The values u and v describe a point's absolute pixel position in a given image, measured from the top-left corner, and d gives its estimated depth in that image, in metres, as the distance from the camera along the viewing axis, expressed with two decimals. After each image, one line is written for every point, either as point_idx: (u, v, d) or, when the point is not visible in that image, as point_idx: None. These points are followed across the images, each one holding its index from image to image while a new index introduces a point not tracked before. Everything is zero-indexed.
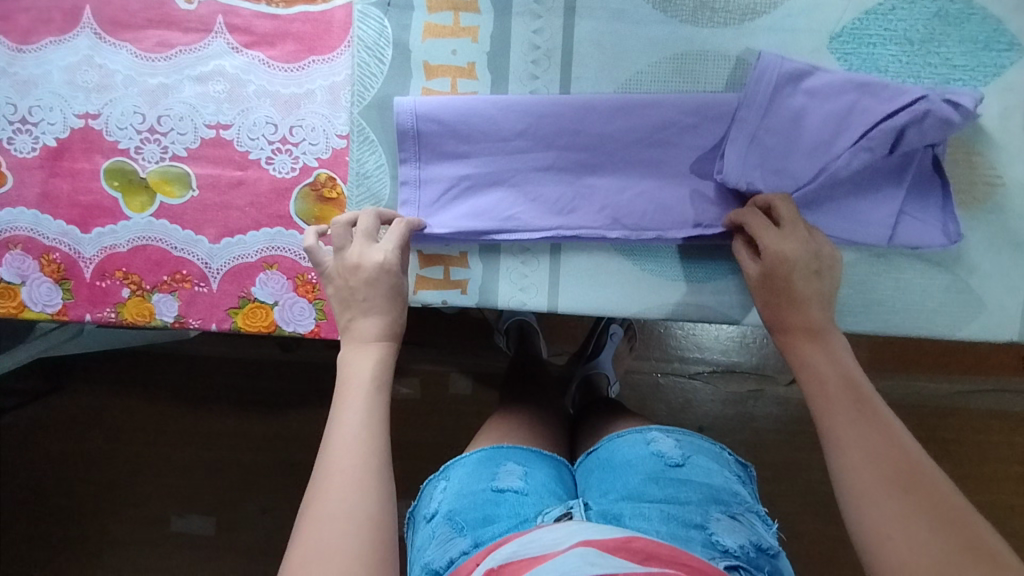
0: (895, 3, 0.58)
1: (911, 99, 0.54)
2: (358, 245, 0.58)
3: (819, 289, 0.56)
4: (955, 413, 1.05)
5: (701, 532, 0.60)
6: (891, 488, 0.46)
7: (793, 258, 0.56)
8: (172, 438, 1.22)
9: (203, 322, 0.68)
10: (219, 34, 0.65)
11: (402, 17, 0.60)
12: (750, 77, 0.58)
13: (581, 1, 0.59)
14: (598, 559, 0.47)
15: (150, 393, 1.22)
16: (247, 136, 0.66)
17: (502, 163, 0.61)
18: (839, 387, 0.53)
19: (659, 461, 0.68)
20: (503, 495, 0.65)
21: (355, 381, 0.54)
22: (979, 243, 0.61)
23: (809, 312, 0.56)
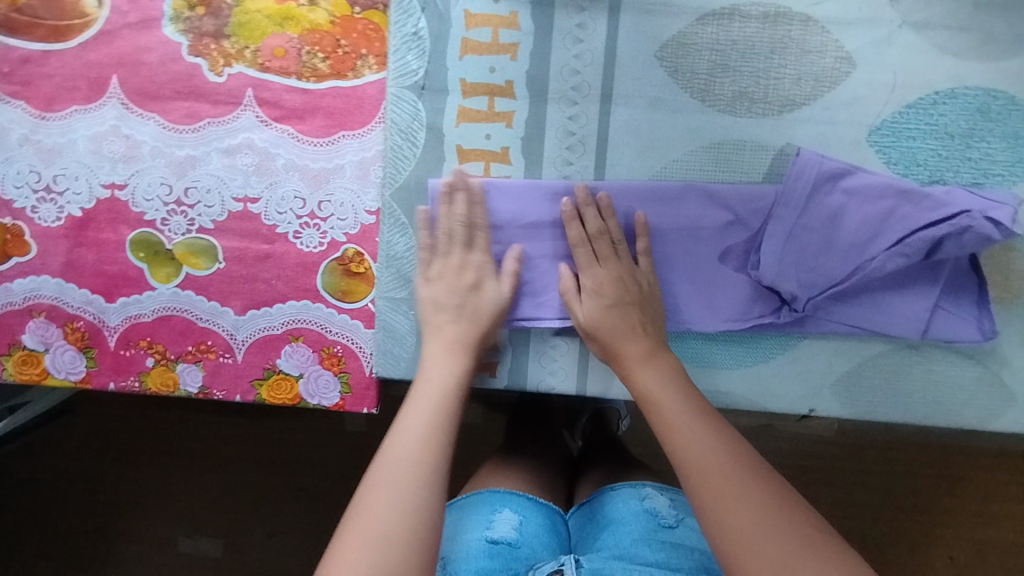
0: (936, 98, 0.57)
1: (952, 212, 0.55)
2: (487, 279, 0.59)
3: (662, 371, 0.56)
4: (964, 451, 0.96)
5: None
6: (764, 508, 0.47)
7: (621, 334, 0.58)
8: (170, 466, 1.13)
9: (228, 393, 0.68)
10: (248, 107, 0.64)
11: (437, 101, 0.59)
12: (787, 173, 0.58)
13: (618, 88, 0.58)
14: None
15: (149, 419, 1.13)
16: (275, 210, 0.65)
17: (533, 249, 0.61)
18: (732, 468, 0.49)
19: (652, 521, 0.65)
20: (498, 547, 0.63)
21: (408, 445, 0.51)
22: (1011, 337, 0.60)
23: (675, 398, 0.54)
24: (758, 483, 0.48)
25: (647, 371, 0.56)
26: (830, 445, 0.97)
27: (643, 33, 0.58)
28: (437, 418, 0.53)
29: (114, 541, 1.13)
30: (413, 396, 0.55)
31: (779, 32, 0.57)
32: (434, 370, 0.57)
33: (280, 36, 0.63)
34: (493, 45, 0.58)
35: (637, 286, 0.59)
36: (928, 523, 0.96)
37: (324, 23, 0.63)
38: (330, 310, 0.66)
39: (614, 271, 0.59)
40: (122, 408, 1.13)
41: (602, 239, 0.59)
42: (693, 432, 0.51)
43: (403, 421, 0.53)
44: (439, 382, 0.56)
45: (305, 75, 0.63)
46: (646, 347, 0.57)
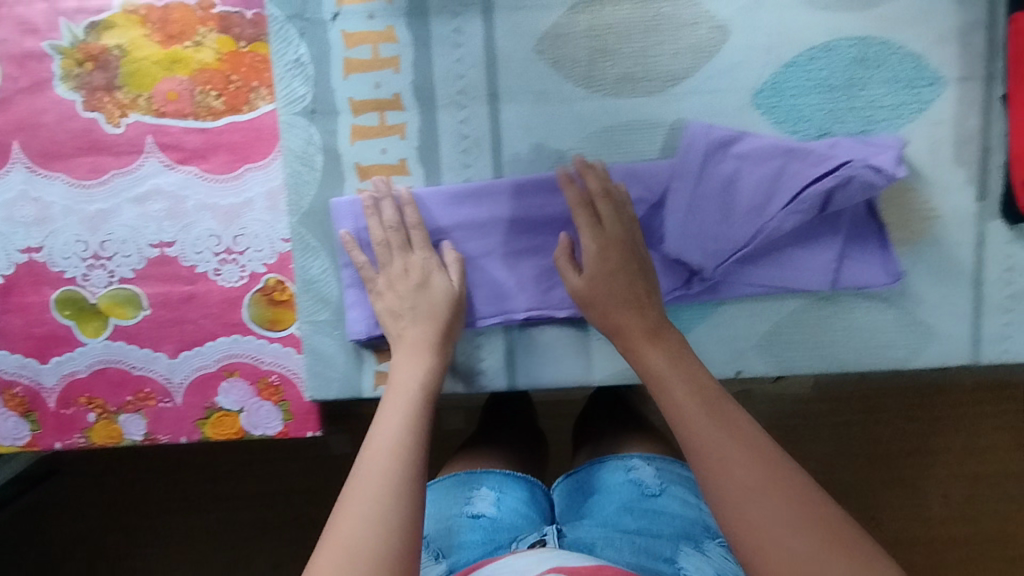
0: (813, 53, 0.58)
1: (836, 164, 0.57)
2: (434, 273, 0.60)
3: (664, 351, 0.55)
4: (939, 389, 0.94)
5: (670, 566, 0.58)
6: (777, 488, 0.45)
7: (625, 307, 0.58)
8: (147, 525, 1.04)
9: (173, 436, 0.69)
10: (150, 153, 0.65)
11: (328, 123, 0.60)
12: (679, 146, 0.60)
13: (504, 86, 0.59)
14: None
15: (112, 481, 1.04)
16: (192, 251, 0.66)
17: (444, 256, 0.61)
18: (757, 456, 0.47)
19: (636, 491, 0.65)
20: (480, 521, 0.63)
21: (386, 446, 0.51)
22: (919, 275, 0.62)
23: (690, 386, 0.52)
24: (787, 472, 0.46)
25: (654, 350, 0.56)
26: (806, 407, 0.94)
27: (519, 29, 0.58)
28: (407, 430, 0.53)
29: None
30: (382, 411, 0.55)
31: (652, 9, 0.58)
32: (398, 377, 0.57)
33: (171, 80, 0.64)
34: (375, 61, 0.59)
35: (631, 248, 0.59)
36: (927, 468, 0.94)
37: (212, 61, 0.63)
38: (260, 341, 0.67)
39: (613, 237, 0.59)
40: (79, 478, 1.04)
41: (603, 199, 0.59)
42: (711, 428, 0.49)
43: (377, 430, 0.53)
44: (407, 388, 0.56)
45: (202, 114, 0.64)
46: (650, 324, 0.57)
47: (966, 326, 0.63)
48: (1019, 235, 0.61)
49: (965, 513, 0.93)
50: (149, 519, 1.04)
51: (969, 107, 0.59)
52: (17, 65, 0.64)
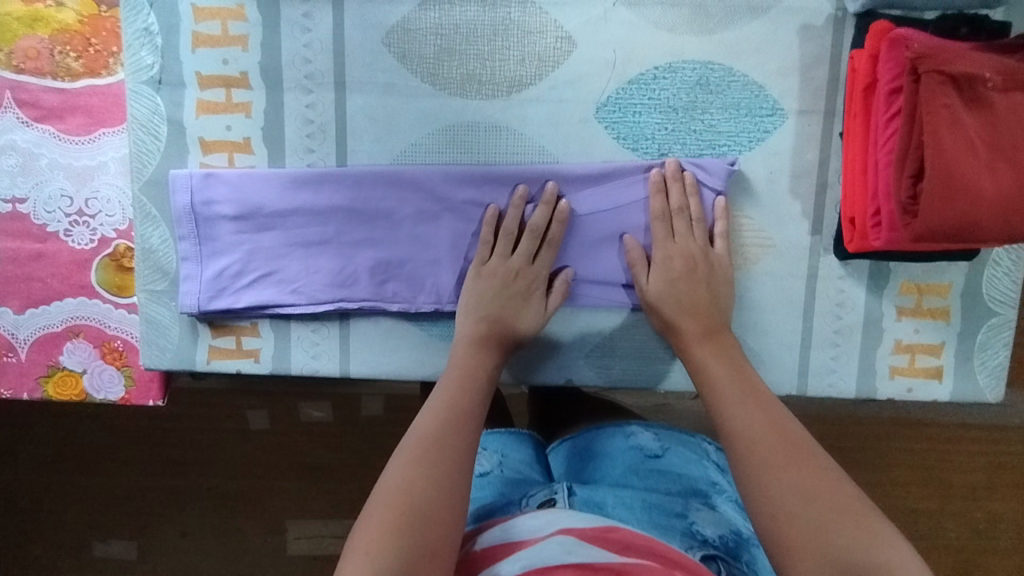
0: (656, 73, 0.59)
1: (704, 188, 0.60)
2: (537, 291, 0.60)
3: (721, 349, 0.56)
4: (857, 422, 0.90)
5: (682, 521, 0.57)
6: (778, 456, 0.46)
7: (690, 312, 0.58)
8: (50, 481, 1.04)
9: (15, 391, 0.69)
10: (7, 108, 0.65)
11: (175, 95, 0.60)
12: (538, 151, 0.61)
13: (351, 75, 0.60)
14: (577, 548, 0.47)
15: (16, 434, 1.04)
16: (43, 209, 0.66)
17: (281, 236, 0.62)
18: (806, 462, 0.45)
19: (639, 454, 0.65)
20: (485, 478, 0.64)
21: (436, 417, 0.50)
22: (752, 302, 0.62)
23: (729, 375, 0.54)
24: (777, 437, 0.47)
25: (708, 350, 0.56)
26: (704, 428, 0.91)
27: (369, 21, 0.59)
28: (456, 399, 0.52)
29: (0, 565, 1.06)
30: (439, 385, 0.54)
31: (500, 14, 0.59)
32: (456, 362, 0.56)
33: (31, 37, 0.64)
34: (224, 38, 0.59)
35: (708, 265, 0.59)
36: None
37: (72, 23, 0.64)
38: (106, 305, 0.67)
39: (686, 249, 0.59)
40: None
41: (697, 226, 0.60)
42: (736, 407, 0.51)
43: (424, 419, 0.50)
44: (467, 367, 0.55)
45: (60, 75, 0.64)
46: (706, 324, 0.57)
47: (799, 357, 0.63)
48: (850, 271, 0.62)
49: None
50: (53, 477, 1.04)
51: (809, 140, 0.60)
52: None
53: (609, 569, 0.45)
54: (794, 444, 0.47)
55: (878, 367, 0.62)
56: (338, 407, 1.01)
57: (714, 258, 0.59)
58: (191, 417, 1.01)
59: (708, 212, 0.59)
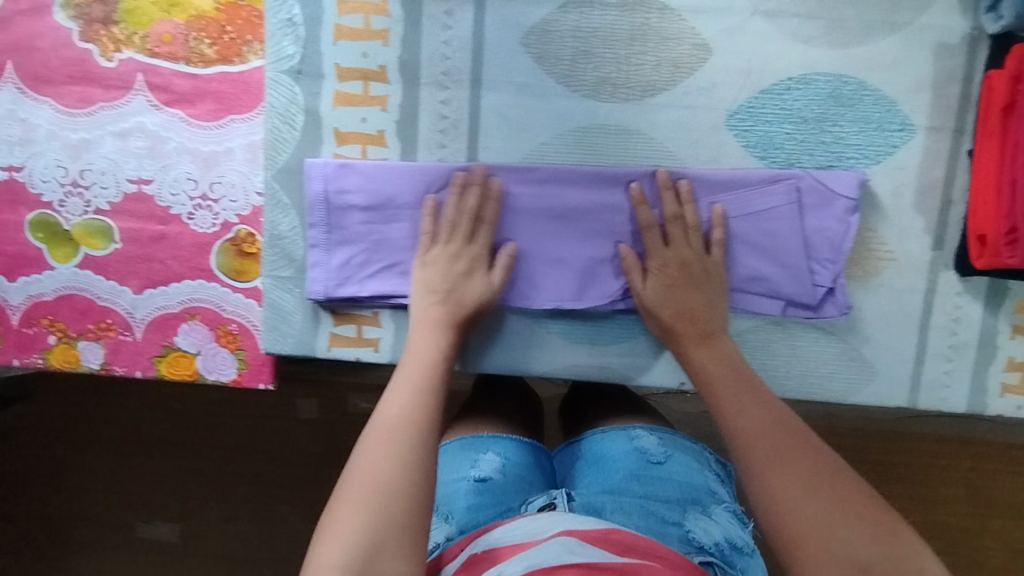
0: (791, 83, 0.59)
1: (837, 199, 0.60)
2: (478, 269, 0.60)
3: (722, 351, 0.58)
4: (926, 444, 0.91)
5: (678, 528, 0.60)
6: (788, 448, 0.48)
7: (687, 316, 0.59)
8: (121, 456, 1.06)
9: (128, 369, 0.70)
10: (138, 91, 0.66)
11: (313, 85, 0.61)
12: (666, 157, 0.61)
13: (487, 73, 0.60)
14: (578, 548, 0.49)
15: (92, 407, 1.06)
16: (168, 192, 0.67)
17: (408, 227, 0.63)
18: (814, 461, 0.47)
19: (641, 459, 0.67)
20: (486, 485, 0.65)
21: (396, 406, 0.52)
22: (869, 314, 0.63)
23: (727, 373, 0.56)
24: (782, 433, 0.49)
25: (703, 352, 0.58)
26: None
27: (509, 20, 0.59)
28: (427, 388, 0.54)
29: (62, 537, 1.07)
30: (401, 369, 0.55)
31: (639, 19, 0.59)
32: (416, 347, 0.57)
33: (167, 23, 0.65)
34: (365, 31, 0.60)
35: (703, 270, 0.60)
36: None
37: (209, 10, 0.65)
38: (224, 289, 0.69)
39: (681, 255, 0.60)
40: (57, 398, 1.07)
41: (676, 224, 0.60)
42: (737, 405, 0.53)
43: (388, 406, 0.52)
44: (422, 352, 0.56)
45: (193, 61, 0.65)
46: (702, 328, 0.59)
47: (910, 369, 0.64)
48: (968, 288, 0.62)
49: None
50: (123, 451, 1.06)
51: (936, 156, 0.61)
52: None
53: (613, 568, 0.47)
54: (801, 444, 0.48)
55: (989, 384, 0.63)
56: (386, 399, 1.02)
57: (704, 264, 0.60)
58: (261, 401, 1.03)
59: (838, 222, 0.61)
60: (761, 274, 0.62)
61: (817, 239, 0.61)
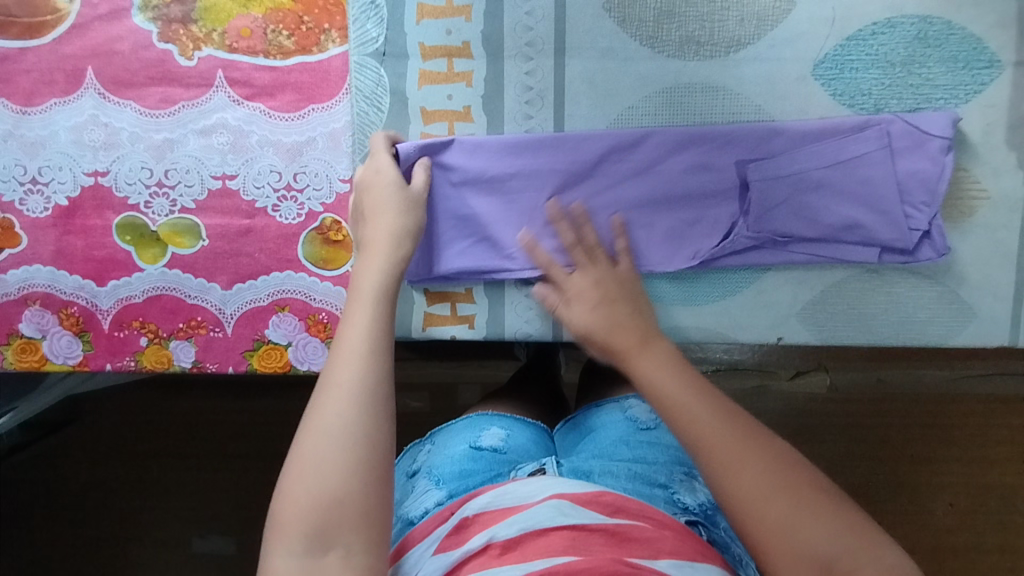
0: (875, 29, 0.60)
1: (930, 141, 0.60)
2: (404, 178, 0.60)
3: (661, 353, 0.52)
4: (949, 399, 1.00)
5: (664, 490, 0.60)
6: (739, 448, 0.46)
7: (620, 330, 0.55)
8: (189, 465, 1.06)
9: (220, 366, 0.70)
10: (219, 87, 0.67)
11: (398, 66, 0.62)
12: (754, 111, 0.62)
13: (570, 41, 0.61)
14: (570, 510, 0.50)
15: (160, 416, 1.07)
16: (252, 185, 0.68)
17: (498, 203, 0.63)
18: (768, 463, 0.45)
19: (632, 426, 0.68)
20: (482, 453, 0.65)
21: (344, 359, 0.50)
22: (965, 255, 0.63)
23: (671, 365, 0.51)
24: (740, 431, 0.47)
25: (647, 353, 0.52)
26: (794, 409, 1.01)
27: None
28: (377, 331, 0.51)
29: (131, 552, 1.07)
30: (346, 308, 0.53)
31: None
32: (365, 271, 0.55)
33: (245, 17, 0.66)
34: (448, 9, 0.61)
35: (665, 246, 0.61)
36: (916, 470, 1.01)
37: (286, 2, 0.65)
38: (312, 278, 0.69)
39: (642, 232, 0.61)
40: (122, 412, 1.07)
41: (650, 196, 0.62)
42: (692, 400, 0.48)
43: (334, 364, 0.50)
44: (368, 287, 0.54)
45: (272, 53, 0.66)
46: (656, 307, 0.58)
47: (1011, 309, 0.63)
48: None
49: (957, 519, 1.00)
50: (192, 459, 1.06)
51: None
52: None
53: (604, 529, 0.49)
54: (753, 446, 0.46)
55: None
56: (435, 395, 1.01)
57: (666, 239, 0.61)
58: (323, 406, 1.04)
59: (932, 162, 0.60)
60: (856, 223, 0.61)
61: (912, 183, 0.60)
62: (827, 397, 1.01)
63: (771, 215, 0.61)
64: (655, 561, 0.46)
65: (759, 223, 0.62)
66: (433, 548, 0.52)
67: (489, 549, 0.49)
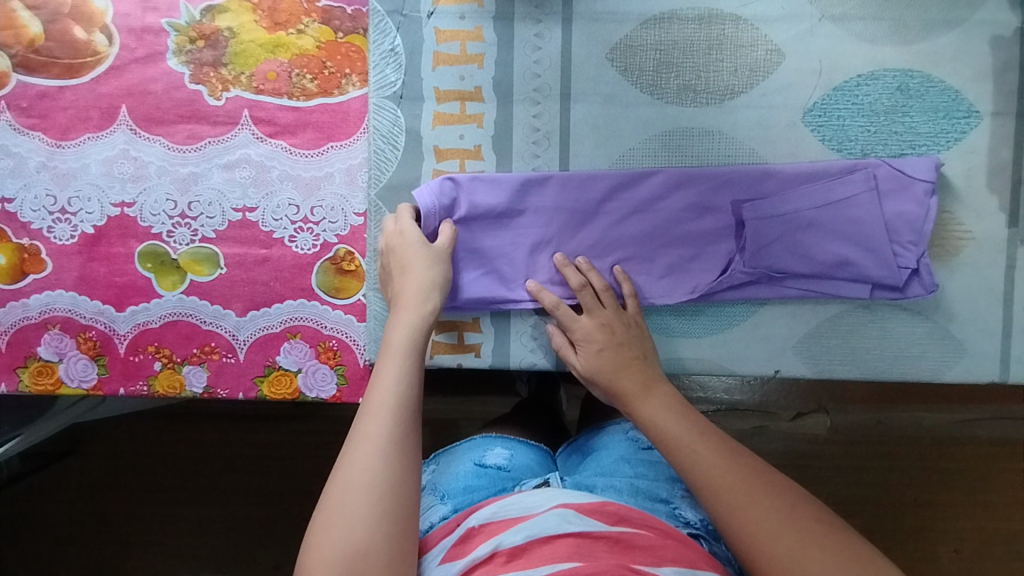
0: (860, 80, 0.64)
1: (915, 184, 0.63)
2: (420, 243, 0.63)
3: (660, 400, 0.58)
4: (952, 442, 1.00)
5: (666, 505, 0.61)
6: (754, 489, 0.50)
7: (622, 376, 0.61)
8: (189, 497, 1.06)
9: (231, 391, 0.72)
10: (244, 126, 0.71)
11: (414, 108, 0.66)
12: (748, 153, 0.65)
13: (575, 87, 0.66)
14: (574, 518, 0.51)
15: (160, 447, 1.07)
16: (271, 218, 0.71)
17: (506, 237, 0.66)
18: (780, 500, 0.50)
19: (633, 446, 0.69)
20: (486, 470, 0.66)
21: (378, 406, 0.53)
22: (953, 293, 0.65)
23: (677, 417, 0.56)
24: (752, 474, 0.51)
25: (652, 407, 0.58)
26: (795, 449, 1.01)
27: (594, 39, 0.65)
28: (408, 386, 0.55)
29: None
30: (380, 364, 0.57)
31: (714, 31, 0.65)
32: (398, 328, 0.59)
33: (272, 61, 0.70)
34: (462, 57, 0.66)
35: (625, 326, 0.63)
36: (920, 516, 1.00)
37: (311, 48, 0.70)
38: (324, 306, 0.71)
39: (605, 316, 0.63)
40: (123, 442, 1.07)
41: (586, 291, 0.64)
42: (698, 449, 0.53)
43: (365, 419, 0.53)
44: (399, 344, 0.58)
45: (296, 95, 0.70)
46: (641, 375, 0.60)
47: (1000, 345, 0.65)
48: None
49: (961, 565, 0.99)
50: (193, 489, 1.06)
51: (1003, 139, 0.64)
52: (135, 37, 0.71)
53: (608, 537, 0.50)
54: (766, 486, 0.50)
55: None
56: (436, 431, 1.02)
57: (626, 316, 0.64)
58: (325, 438, 1.05)
59: (918, 205, 0.63)
60: (848, 261, 0.64)
61: (899, 224, 0.64)
62: (830, 439, 1.01)
63: (767, 250, 0.64)
64: (659, 568, 0.47)
65: (756, 259, 0.65)
66: (440, 559, 0.53)
67: (495, 557, 0.50)
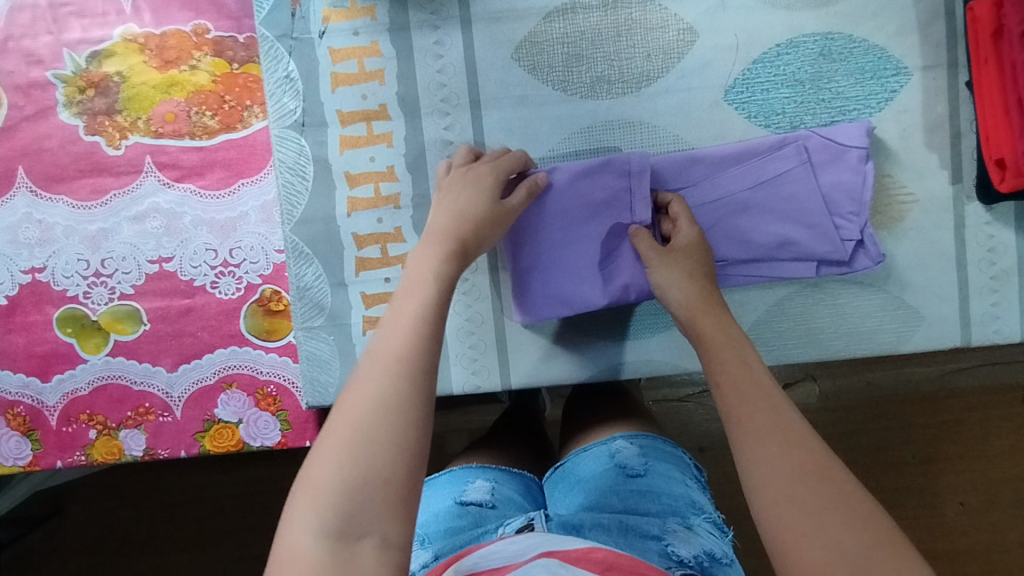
0: (778, 50, 0.61)
1: (850, 154, 0.60)
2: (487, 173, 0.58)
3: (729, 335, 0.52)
4: (945, 395, 0.97)
5: (657, 543, 0.58)
6: (793, 466, 0.43)
7: (696, 305, 0.55)
8: (168, 551, 1.03)
9: (172, 451, 0.69)
10: (149, 173, 0.67)
11: (319, 135, 0.63)
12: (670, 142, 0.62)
13: (484, 93, 0.62)
14: (557, 569, 0.47)
15: (132, 504, 1.04)
16: (189, 265, 0.67)
17: None
18: (822, 471, 0.42)
19: (621, 473, 0.65)
20: (467, 509, 0.64)
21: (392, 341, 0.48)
22: (903, 260, 0.62)
23: (732, 361, 0.50)
24: (790, 440, 0.44)
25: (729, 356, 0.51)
26: None
27: (497, 38, 0.62)
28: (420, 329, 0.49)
29: None
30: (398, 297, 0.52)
31: (622, 16, 0.61)
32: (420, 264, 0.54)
33: (168, 102, 0.67)
34: (361, 75, 0.63)
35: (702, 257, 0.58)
36: (920, 473, 0.97)
37: (206, 84, 0.67)
38: (257, 351, 0.67)
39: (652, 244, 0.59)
40: (93, 504, 1.04)
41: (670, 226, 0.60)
42: (730, 397, 0.48)
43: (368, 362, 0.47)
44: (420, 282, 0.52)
45: (198, 134, 0.67)
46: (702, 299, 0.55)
47: (958, 308, 0.62)
48: (997, 216, 0.61)
49: (969, 518, 0.97)
50: (171, 543, 1.03)
51: (936, 93, 0.61)
52: (22, 94, 0.67)
53: None
54: (802, 453, 0.44)
55: None
56: None
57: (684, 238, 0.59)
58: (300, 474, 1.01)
59: (854, 172, 0.60)
60: (789, 242, 0.61)
61: (838, 197, 0.61)
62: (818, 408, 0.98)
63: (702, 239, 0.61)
64: None
65: None
66: None
67: None
